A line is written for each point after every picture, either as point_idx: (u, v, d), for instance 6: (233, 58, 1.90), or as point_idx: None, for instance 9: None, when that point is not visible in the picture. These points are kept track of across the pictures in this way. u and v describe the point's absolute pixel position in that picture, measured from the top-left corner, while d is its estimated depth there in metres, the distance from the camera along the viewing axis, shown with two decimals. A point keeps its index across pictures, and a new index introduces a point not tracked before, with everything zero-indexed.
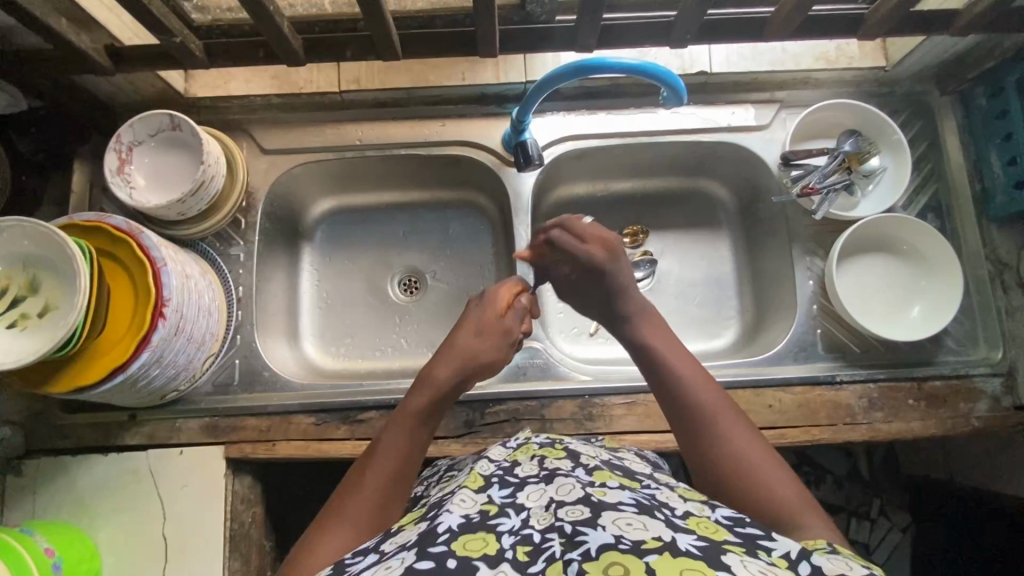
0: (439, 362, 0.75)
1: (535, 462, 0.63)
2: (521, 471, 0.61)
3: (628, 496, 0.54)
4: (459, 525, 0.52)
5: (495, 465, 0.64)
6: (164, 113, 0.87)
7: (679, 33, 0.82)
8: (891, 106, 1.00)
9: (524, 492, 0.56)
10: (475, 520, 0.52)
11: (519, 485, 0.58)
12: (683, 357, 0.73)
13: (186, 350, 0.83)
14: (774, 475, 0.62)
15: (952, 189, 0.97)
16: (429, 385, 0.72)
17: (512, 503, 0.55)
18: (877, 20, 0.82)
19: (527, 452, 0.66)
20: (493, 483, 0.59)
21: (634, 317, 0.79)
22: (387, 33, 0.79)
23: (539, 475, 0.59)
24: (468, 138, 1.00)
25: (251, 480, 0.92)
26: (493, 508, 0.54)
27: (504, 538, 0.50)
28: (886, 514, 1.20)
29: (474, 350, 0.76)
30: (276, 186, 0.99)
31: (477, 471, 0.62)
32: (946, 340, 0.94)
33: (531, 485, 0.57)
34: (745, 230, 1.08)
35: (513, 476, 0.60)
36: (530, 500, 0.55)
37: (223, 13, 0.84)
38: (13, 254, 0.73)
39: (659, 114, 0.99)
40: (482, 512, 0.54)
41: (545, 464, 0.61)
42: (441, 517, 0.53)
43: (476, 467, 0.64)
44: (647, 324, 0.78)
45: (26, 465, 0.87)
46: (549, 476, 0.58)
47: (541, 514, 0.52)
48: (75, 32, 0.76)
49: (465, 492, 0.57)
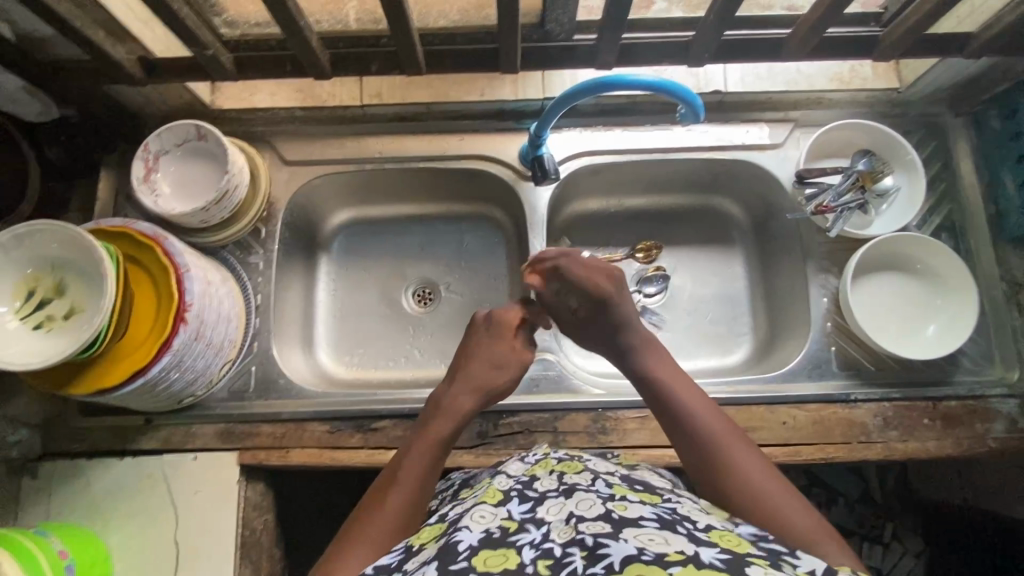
0: (458, 391, 0.77)
1: (554, 476, 0.63)
2: (540, 485, 0.61)
3: (649, 512, 0.55)
4: (479, 541, 0.52)
5: (514, 479, 0.65)
6: (191, 123, 0.89)
7: (697, 52, 0.84)
8: (904, 127, 1.01)
9: (544, 505, 0.57)
10: (495, 537, 0.53)
11: (539, 500, 0.58)
12: (688, 386, 0.74)
13: (204, 356, 0.84)
14: (781, 495, 0.63)
15: (965, 209, 0.98)
16: (446, 412, 0.75)
17: (532, 518, 0.55)
18: (892, 41, 0.83)
19: (546, 467, 0.66)
20: (512, 497, 0.59)
21: (640, 349, 0.79)
22: (413, 48, 0.81)
23: (558, 490, 0.59)
24: (485, 152, 1.01)
25: (263, 487, 0.93)
26: (513, 524, 0.54)
27: (524, 553, 0.50)
28: (900, 539, 1.19)
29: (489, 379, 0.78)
30: (296, 197, 1.01)
31: (496, 487, 0.63)
32: (961, 360, 0.93)
33: (551, 500, 0.57)
34: (759, 247, 1.08)
35: (532, 490, 0.60)
36: (549, 514, 0.55)
37: (252, 28, 0.85)
38: (42, 257, 0.75)
39: (674, 131, 1.01)
40: (501, 528, 0.54)
41: (564, 479, 0.62)
42: (460, 534, 0.53)
43: (495, 482, 0.65)
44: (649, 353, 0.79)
45: (42, 467, 0.88)
46: (569, 490, 0.58)
47: (562, 527, 0.53)
48: (111, 43, 0.78)
49: (484, 508, 0.57)
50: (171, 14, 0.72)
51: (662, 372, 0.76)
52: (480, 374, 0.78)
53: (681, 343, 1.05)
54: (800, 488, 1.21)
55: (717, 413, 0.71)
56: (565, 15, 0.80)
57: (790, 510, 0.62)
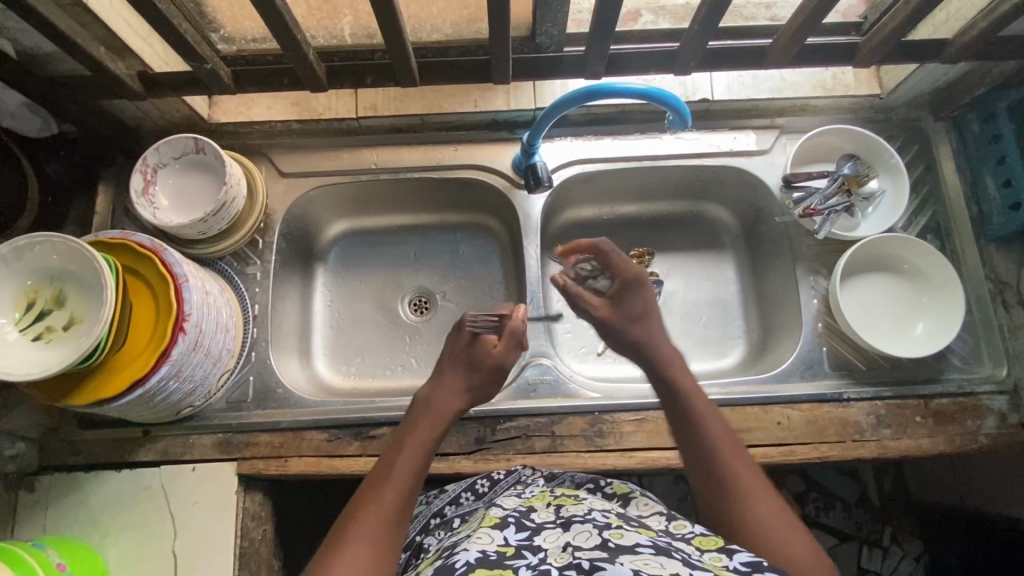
0: (447, 399, 0.79)
1: (551, 509, 0.65)
2: (537, 517, 0.64)
3: (645, 539, 0.56)
4: (476, 560, 0.55)
5: (511, 509, 0.67)
6: (189, 137, 0.91)
7: (683, 61, 0.87)
8: (887, 132, 1.04)
9: (541, 535, 0.59)
10: (492, 558, 0.55)
11: (536, 530, 0.61)
12: (705, 402, 0.75)
13: (203, 365, 0.85)
14: (789, 534, 0.63)
15: (949, 211, 1.00)
16: (434, 414, 0.78)
17: (529, 545, 0.58)
18: (871, 48, 0.86)
19: (543, 500, 0.69)
20: (509, 525, 0.62)
21: (667, 356, 0.81)
22: (407, 61, 0.83)
23: (555, 522, 0.62)
24: (480, 162, 1.03)
25: (261, 498, 0.92)
26: (510, 549, 0.57)
27: (521, 572, 0.53)
28: (898, 543, 1.19)
29: (482, 380, 0.82)
30: (293, 208, 1.02)
31: (493, 513, 0.65)
32: (950, 358, 0.95)
33: (548, 531, 0.60)
34: (749, 251, 1.10)
35: (529, 522, 0.63)
36: (546, 542, 0.58)
37: (248, 43, 0.87)
38: (43, 269, 0.76)
39: (664, 139, 1.03)
40: (498, 551, 0.57)
41: (561, 512, 0.64)
42: (460, 554, 0.56)
43: (492, 510, 0.67)
44: (681, 373, 0.79)
45: (39, 481, 0.88)
46: (565, 522, 0.61)
47: (558, 553, 0.55)
48: (111, 59, 0.80)
49: (483, 532, 0.61)
50: (170, 30, 0.74)
51: (684, 383, 0.77)
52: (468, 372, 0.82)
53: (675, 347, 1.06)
54: (798, 493, 1.22)
55: (731, 438, 0.71)
56: (554, 28, 0.82)
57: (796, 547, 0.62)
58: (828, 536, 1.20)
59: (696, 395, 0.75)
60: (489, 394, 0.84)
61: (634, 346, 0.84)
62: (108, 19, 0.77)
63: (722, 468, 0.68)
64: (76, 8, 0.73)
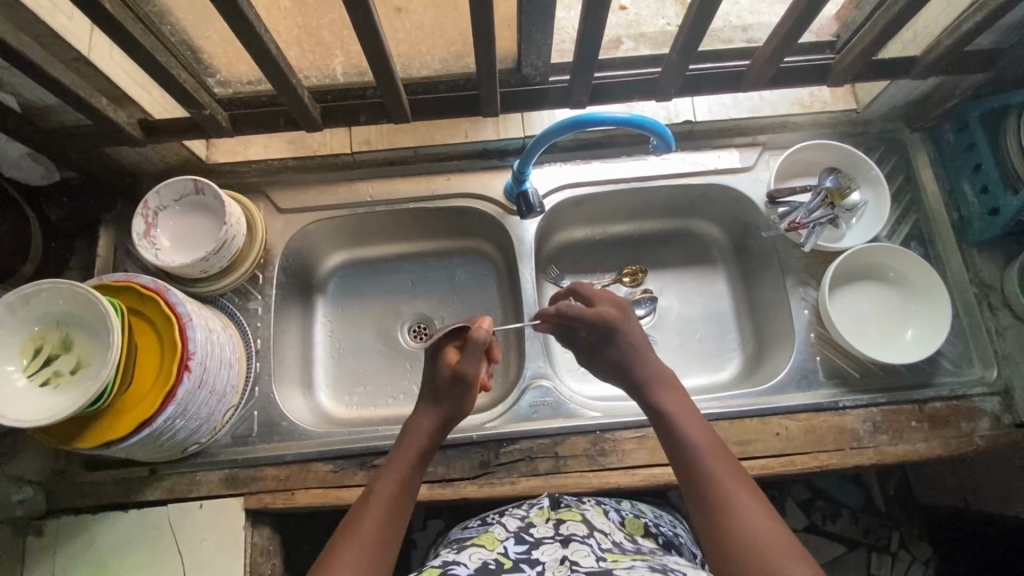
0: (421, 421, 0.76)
1: (551, 525, 0.71)
2: (537, 532, 0.70)
3: (641, 564, 0.60)
4: (476, 569, 0.61)
5: (514, 524, 0.73)
6: (188, 178, 0.93)
7: (664, 87, 0.90)
8: (866, 144, 1.07)
9: (539, 548, 0.65)
10: (491, 567, 0.61)
11: (535, 544, 0.67)
12: (699, 424, 0.69)
13: (208, 403, 0.86)
14: (789, 558, 0.54)
15: (931, 218, 1.03)
16: (410, 443, 0.74)
17: (527, 558, 0.63)
18: (843, 68, 0.90)
19: (544, 515, 0.75)
20: (510, 538, 0.68)
21: (653, 382, 0.75)
22: (398, 98, 0.87)
23: (554, 538, 0.67)
24: (474, 190, 1.06)
25: (269, 531, 0.93)
26: (508, 561, 0.63)
27: None
28: (907, 548, 1.20)
29: (453, 401, 0.77)
30: (292, 242, 1.04)
31: (497, 529, 0.72)
32: (941, 361, 0.97)
33: (546, 545, 0.66)
34: (740, 265, 1.12)
35: (529, 535, 0.69)
36: (544, 556, 0.63)
37: (244, 86, 0.90)
38: (48, 315, 0.77)
39: (650, 160, 1.06)
40: (497, 561, 0.63)
41: (560, 529, 0.70)
42: (461, 560, 0.63)
43: (497, 524, 0.74)
44: (668, 390, 0.74)
45: (47, 525, 0.89)
46: (564, 539, 0.66)
47: (555, 566, 0.61)
48: (112, 109, 0.83)
49: (484, 545, 0.67)
50: (171, 81, 0.78)
51: (672, 407, 0.71)
52: (441, 393, 0.77)
53: (672, 363, 1.08)
54: (803, 502, 1.23)
55: (727, 458, 0.65)
56: (539, 60, 0.85)
57: (796, 573, 0.53)
58: (836, 544, 1.20)
59: (686, 418, 0.70)
60: (462, 409, 0.79)
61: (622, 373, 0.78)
62: (108, 70, 0.80)
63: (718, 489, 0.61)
64: (80, 63, 0.76)
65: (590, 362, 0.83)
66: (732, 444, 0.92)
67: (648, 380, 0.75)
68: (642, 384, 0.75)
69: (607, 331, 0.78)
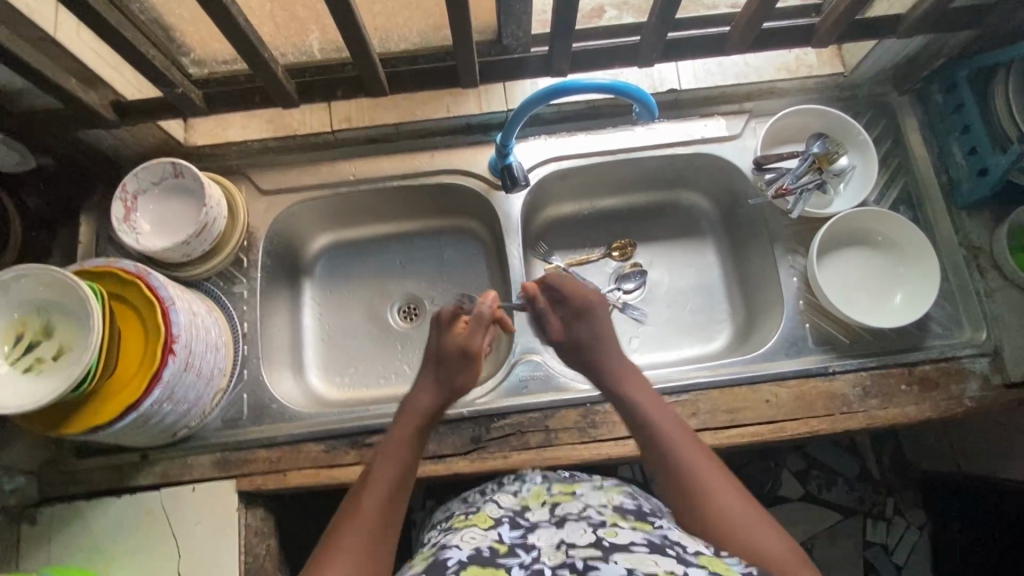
0: (424, 393, 0.82)
1: (546, 509, 0.70)
2: (532, 515, 0.70)
3: (640, 537, 0.61)
4: (469, 557, 0.60)
5: (506, 507, 0.72)
6: (166, 161, 0.92)
7: (645, 53, 0.89)
8: (853, 109, 1.06)
9: (535, 534, 0.65)
10: (485, 555, 0.60)
11: (529, 528, 0.66)
12: (664, 413, 0.77)
13: (195, 386, 0.85)
14: (757, 536, 0.63)
15: (921, 182, 1.02)
16: (413, 419, 0.79)
17: (522, 543, 0.63)
18: (826, 30, 0.88)
19: (538, 498, 0.74)
20: (504, 523, 0.68)
21: (619, 371, 0.83)
22: (375, 72, 0.85)
23: (550, 520, 0.67)
24: (458, 166, 1.05)
25: (264, 512, 0.93)
26: (503, 547, 0.62)
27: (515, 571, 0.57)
28: (901, 513, 1.21)
29: (453, 373, 0.83)
30: (274, 225, 1.03)
31: (488, 512, 0.71)
32: (930, 325, 0.97)
33: (542, 529, 0.66)
34: (728, 236, 1.12)
35: (524, 519, 0.69)
36: (539, 541, 0.63)
37: (219, 65, 0.89)
38: (29, 301, 0.77)
39: (636, 131, 1.05)
40: (492, 548, 0.62)
41: (556, 511, 0.69)
42: (452, 550, 0.62)
43: (486, 507, 0.73)
44: (630, 379, 0.82)
45: (41, 512, 0.89)
46: (560, 521, 0.66)
47: (553, 551, 0.60)
48: (84, 90, 0.81)
49: (475, 530, 0.66)
50: (141, 59, 0.76)
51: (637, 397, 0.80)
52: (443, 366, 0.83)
53: (662, 335, 1.07)
54: (799, 472, 1.23)
55: (692, 442, 0.73)
56: (519, 30, 0.83)
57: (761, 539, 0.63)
58: (831, 511, 1.21)
59: (652, 408, 0.77)
60: (468, 382, 0.84)
61: (583, 359, 0.86)
62: (77, 50, 0.79)
63: (686, 469, 0.70)
64: (46, 42, 0.75)
65: (553, 341, 0.90)
66: (721, 412, 0.92)
67: (612, 369, 0.83)
68: (603, 368, 0.84)
69: (584, 311, 0.88)
